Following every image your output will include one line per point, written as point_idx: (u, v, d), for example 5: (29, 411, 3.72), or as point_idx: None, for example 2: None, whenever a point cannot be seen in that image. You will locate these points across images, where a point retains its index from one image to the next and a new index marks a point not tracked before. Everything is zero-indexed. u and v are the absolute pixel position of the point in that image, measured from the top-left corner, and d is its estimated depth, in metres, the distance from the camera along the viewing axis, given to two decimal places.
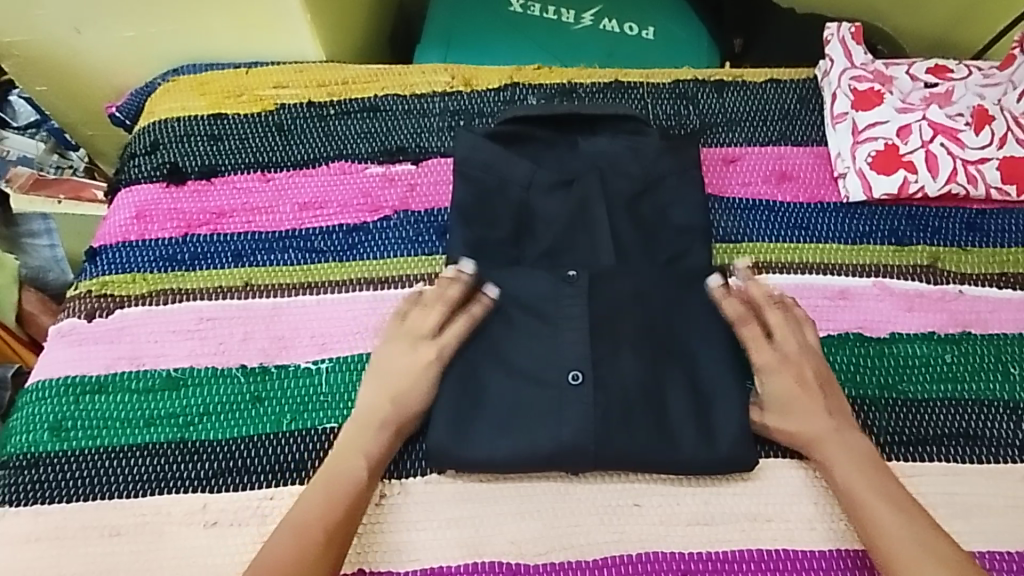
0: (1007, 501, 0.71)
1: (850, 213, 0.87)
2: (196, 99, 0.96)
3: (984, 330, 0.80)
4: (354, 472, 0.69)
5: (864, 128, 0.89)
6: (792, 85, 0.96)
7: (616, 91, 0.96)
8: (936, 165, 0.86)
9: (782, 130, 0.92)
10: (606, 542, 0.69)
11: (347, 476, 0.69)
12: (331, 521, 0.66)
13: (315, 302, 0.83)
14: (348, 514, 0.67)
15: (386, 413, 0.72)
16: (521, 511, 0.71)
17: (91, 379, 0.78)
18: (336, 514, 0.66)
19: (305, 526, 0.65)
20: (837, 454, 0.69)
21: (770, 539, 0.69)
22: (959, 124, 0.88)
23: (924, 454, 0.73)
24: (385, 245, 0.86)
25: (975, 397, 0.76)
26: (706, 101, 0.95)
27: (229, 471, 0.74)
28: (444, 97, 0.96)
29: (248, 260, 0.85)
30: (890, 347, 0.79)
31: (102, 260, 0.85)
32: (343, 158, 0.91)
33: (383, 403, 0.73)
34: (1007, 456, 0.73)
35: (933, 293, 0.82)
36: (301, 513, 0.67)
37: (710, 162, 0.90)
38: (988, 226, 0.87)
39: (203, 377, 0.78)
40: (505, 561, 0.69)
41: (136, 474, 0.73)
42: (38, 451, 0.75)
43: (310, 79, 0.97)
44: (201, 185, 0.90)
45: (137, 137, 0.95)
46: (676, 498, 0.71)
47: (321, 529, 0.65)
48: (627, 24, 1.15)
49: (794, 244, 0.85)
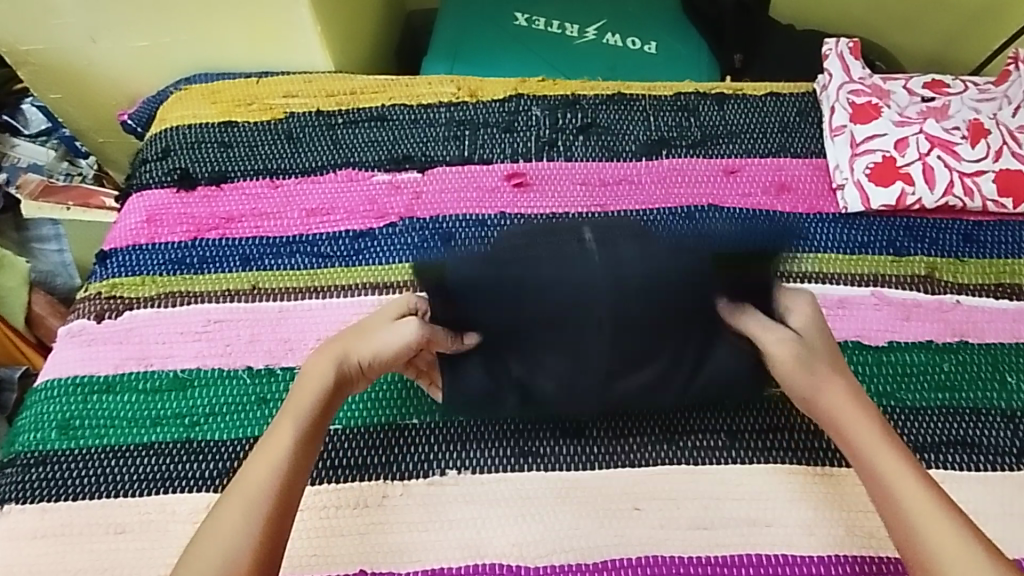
0: (1005, 508, 0.72)
1: (849, 224, 0.88)
2: (207, 107, 0.98)
3: (981, 339, 0.81)
4: (281, 446, 0.66)
5: (862, 141, 0.90)
6: (791, 99, 0.98)
7: (618, 102, 0.98)
8: (933, 177, 0.88)
9: (782, 142, 0.94)
10: (606, 545, 0.70)
11: (275, 447, 0.66)
12: (258, 493, 0.63)
13: (320, 306, 0.84)
14: (286, 487, 0.64)
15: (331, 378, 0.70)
16: (521, 514, 0.71)
17: (99, 378, 0.79)
18: (263, 487, 0.64)
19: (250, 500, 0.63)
20: (880, 449, 0.66)
21: (769, 544, 0.70)
22: (956, 137, 0.89)
23: (923, 461, 0.74)
24: (390, 250, 0.87)
25: (972, 405, 0.77)
26: (707, 114, 0.97)
27: (234, 471, 0.74)
28: (450, 107, 0.98)
29: (256, 263, 0.87)
30: (888, 355, 0.80)
31: (113, 263, 0.87)
32: (350, 165, 0.93)
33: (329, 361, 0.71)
34: (1004, 463, 0.74)
35: (930, 303, 0.83)
36: (240, 485, 0.64)
37: (711, 173, 0.92)
38: (985, 238, 0.88)
39: (211, 377, 0.79)
40: (506, 564, 0.69)
41: (141, 473, 0.74)
42: (46, 449, 0.76)
43: (319, 89, 0.99)
44: (211, 191, 0.92)
45: (149, 144, 0.96)
46: (677, 502, 0.72)
47: (247, 503, 0.63)
48: (630, 39, 1.18)
49: (793, 253, 0.86)
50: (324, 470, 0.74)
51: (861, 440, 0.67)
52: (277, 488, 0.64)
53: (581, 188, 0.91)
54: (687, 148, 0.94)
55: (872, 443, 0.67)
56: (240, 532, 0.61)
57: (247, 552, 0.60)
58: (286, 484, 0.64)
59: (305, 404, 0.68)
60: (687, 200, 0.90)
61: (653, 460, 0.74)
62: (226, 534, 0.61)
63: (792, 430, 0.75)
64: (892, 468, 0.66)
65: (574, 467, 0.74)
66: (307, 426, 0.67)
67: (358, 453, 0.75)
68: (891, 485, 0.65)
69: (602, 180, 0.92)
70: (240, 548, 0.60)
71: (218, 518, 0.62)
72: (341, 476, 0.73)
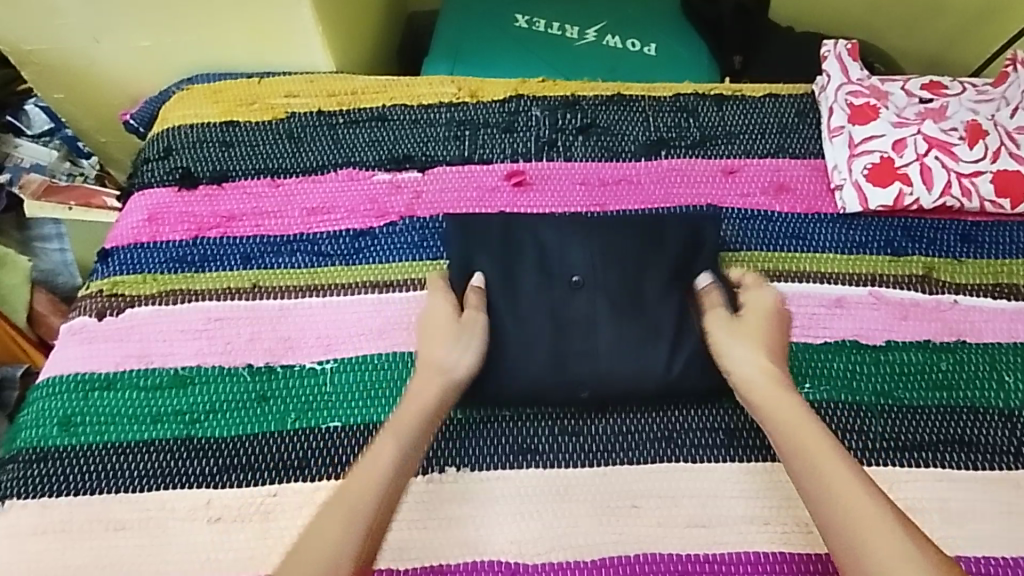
0: (1002, 507, 0.72)
1: (846, 224, 0.89)
2: (209, 107, 0.99)
3: (979, 339, 0.81)
4: (385, 460, 0.67)
5: (860, 142, 0.91)
6: (790, 100, 0.98)
7: (618, 103, 0.99)
8: (930, 178, 0.88)
9: (780, 143, 0.95)
10: (605, 543, 0.70)
11: (376, 463, 0.66)
12: (359, 500, 0.64)
13: (321, 304, 0.84)
14: (389, 494, 0.65)
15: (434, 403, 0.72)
16: (521, 511, 0.72)
17: (100, 375, 0.80)
18: (366, 497, 0.64)
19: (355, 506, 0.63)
20: (820, 440, 0.66)
21: (766, 542, 0.70)
22: (953, 138, 0.90)
23: (920, 460, 0.74)
24: (391, 249, 0.88)
25: (969, 404, 0.77)
26: (706, 115, 0.97)
27: (234, 467, 0.75)
28: (451, 107, 0.98)
29: (256, 262, 0.87)
30: (886, 354, 0.80)
31: (114, 261, 0.87)
32: (351, 164, 0.94)
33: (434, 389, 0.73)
34: (1001, 463, 0.74)
35: (928, 303, 0.83)
36: (341, 495, 0.64)
37: (710, 173, 0.92)
38: (982, 238, 0.88)
39: (212, 375, 0.80)
40: (505, 561, 0.69)
41: (141, 469, 0.75)
42: (46, 445, 0.76)
43: (321, 89, 1.00)
44: (213, 190, 0.92)
45: (151, 143, 0.97)
46: (675, 500, 0.72)
47: (350, 511, 0.63)
48: (630, 40, 1.18)
49: (791, 253, 0.86)
50: (325, 467, 0.75)
51: (797, 433, 0.67)
52: (380, 496, 0.65)
53: (581, 188, 0.92)
54: (686, 149, 0.94)
55: (806, 434, 0.67)
56: (345, 530, 0.62)
57: (354, 550, 0.61)
58: (388, 495, 0.65)
59: (408, 423, 0.70)
60: (685, 200, 0.90)
61: (649, 457, 0.74)
62: (332, 534, 0.61)
63: None
64: (827, 459, 0.65)
65: (572, 465, 0.74)
66: (408, 443, 0.68)
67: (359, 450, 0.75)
68: (824, 475, 0.64)
69: (601, 180, 0.92)
70: (344, 551, 0.61)
71: (321, 517, 0.63)
72: (342, 472, 0.74)
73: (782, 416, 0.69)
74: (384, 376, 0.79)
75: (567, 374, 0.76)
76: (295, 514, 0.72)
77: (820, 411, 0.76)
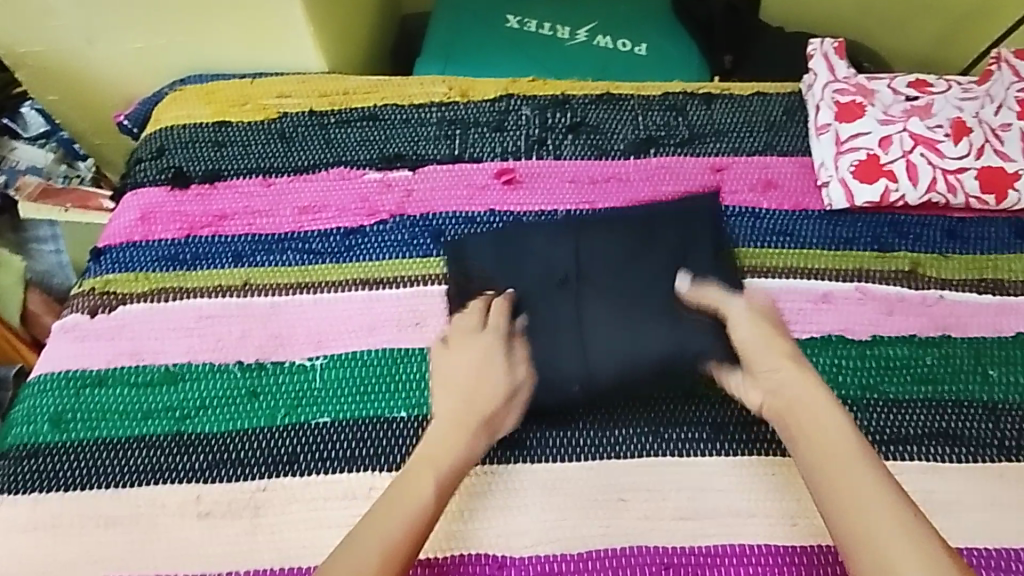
0: (987, 499, 0.72)
1: (833, 221, 0.89)
2: (201, 107, 1.00)
3: (964, 333, 0.82)
4: (423, 492, 0.66)
5: (847, 139, 0.92)
6: (778, 98, 0.99)
7: (608, 102, 0.99)
8: (916, 174, 0.89)
9: (768, 141, 0.95)
10: (593, 536, 0.71)
11: (414, 497, 0.66)
12: (391, 532, 0.63)
13: (312, 302, 0.85)
14: (422, 524, 0.64)
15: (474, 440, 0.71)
16: (510, 505, 0.72)
17: (92, 373, 0.80)
18: (397, 531, 0.63)
19: (384, 536, 0.62)
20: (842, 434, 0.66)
21: (752, 534, 0.71)
22: (939, 135, 0.91)
23: (904, 453, 0.74)
24: (381, 247, 0.88)
25: (954, 398, 0.78)
26: (695, 113, 0.98)
27: (224, 462, 0.75)
28: (442, 107, 0.99)
29: (248, 260, 0.88)
30: (872, 349, 0.80)
31: (106, 260, 0.88)
32: (341, 163, 0.94)
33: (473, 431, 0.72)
34: (986, 455, 0.75)
35: (914, 297, 0.84)
36: (372, 525, 0.63)
37: (699, 171, 0.93)
38: (968, 234, 0.89)
39: (201, 372, 0.80)
40: (494, 554, 0.70)
41: (131, 466, 0.75)
42: (38, 441, 0.76)
43: (313, 89, 1.00)
44: (205, 189, 0.93)
45: (145, 143, 0.98)
46: (662, 492, 0.73)
47: (384, 542, 0.62)
48: (621, 40, 1.19)
49: (779, 250, 0.87)
50: (314, 463, 0.75)
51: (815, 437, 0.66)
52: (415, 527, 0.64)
53: (570, 186, 0.92)
54: (675, 147, 0.95)
55: (819, 432, 0.66)
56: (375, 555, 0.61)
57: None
58: (423, 525, 0.65)
59: (445, 457, 0.69)
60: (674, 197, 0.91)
61: (633, 451, 0.75)
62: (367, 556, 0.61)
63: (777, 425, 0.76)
64: (840, 456, 0.64)
65: (559, 459, 0.74)
66: (445, 479, 0.68)
67: (348, 445, 0.76)
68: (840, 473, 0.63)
69: (590, 177, 0.93)
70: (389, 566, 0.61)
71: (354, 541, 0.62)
72: (331, 468, 0.75)
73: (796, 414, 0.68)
74: (373, 372, 0.80)
75: (563, 377, 0.78)
76: (284, 508, 0.73)
77: None
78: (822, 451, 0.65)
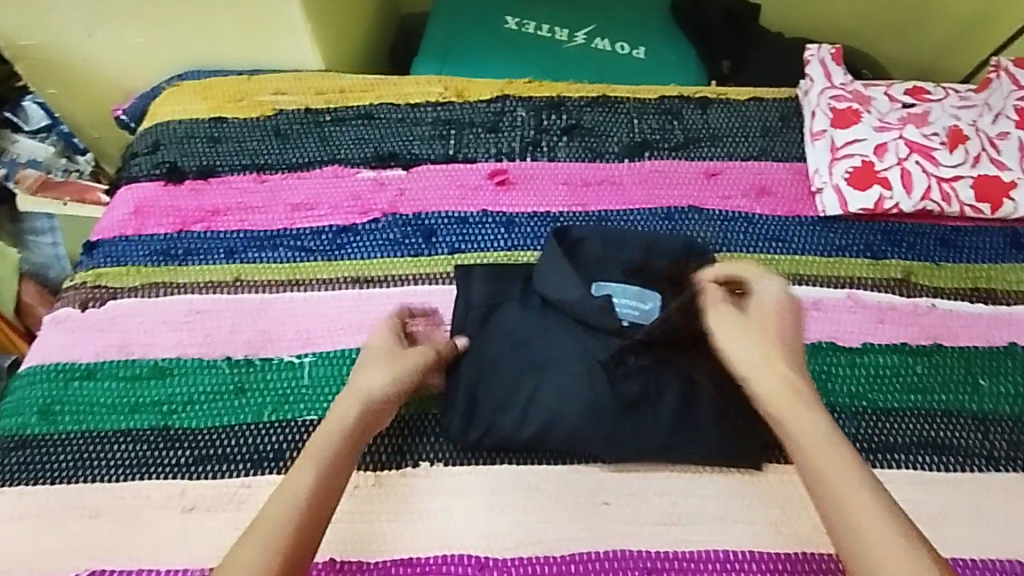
0: (973, 510, 0.72)
1: (827, 227, 0.89)
2: (198, 103, 1.00)
3: (954, 343, 0.82)
4: (301, 483, 0.63)
5: (842, 146, 0.91)
6: (774, 104, 0.99)
7: (603, 105, 0.99)
8: (911, 182, 0.89)
9: (763, 146, 0.95)
10: (575, 538, 0.70)
11: (291, 489, 0.63)
12: (271, 525, 0.60)
13: (301, 298, 0.85)
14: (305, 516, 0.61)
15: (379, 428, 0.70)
16: (492, 507, 0.72)
17: (81, 365, 0.80)
18: (279, 522, 0.60)
19: (263, 527, 0.60)
20: (801, 419, 0.65)
21: (735, 540, 0.70)
22: (934, 143, 0.90)
23: (891, 461, 0.74)
24: (371, 245, 0.88)
25: (943, 407, 0.77)
26: (690, 118, 0.98)
27: (210, 458, 0.75)
28: (437, 107, 0.99)
29: (239, 256, 0.88)
30: (861, 356, 0.80)
31: (99, 253, 0.88)
32: (336, 161, 0.94)
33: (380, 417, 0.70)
34: (974, 466, 0.74)
35: (905, 306, 0.84)
36: (256, 524, 0.60)
37: (692, 176, 0.93)
38: (961, 243, 0.89)
39: (189, 367, 0.80)
40: (474, 555, 0.69)
41: (118, 459, 0.75)
42: (25, 433, 0.77)
43: (310, 87, 1.01)
44: (199, 184, 0.93)
45: (141, 138, 0.98)
46: (647, 496, 0.72)
47: (271, 532, 0.60)
48: (619, 44, 1.19)
49: (771, 256, 0.87)
50: None
51: (806, 438, 0.64)
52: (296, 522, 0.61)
53: (563, 188, 0.92)
54: (669, 151, 0.95)
55: (797, 429, 0.65)
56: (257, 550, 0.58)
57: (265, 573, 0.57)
58: (302, 514, 0.62)
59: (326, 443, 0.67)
60: (668, 201, 0.91)
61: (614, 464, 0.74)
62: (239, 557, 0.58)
63: None
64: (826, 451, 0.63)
65: (545, 461, 0.74)
66: (328, 465, 0.65)
67: None
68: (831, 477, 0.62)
69: (583, 180, 0.93)
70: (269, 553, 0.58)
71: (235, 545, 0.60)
72: None
73: (770, 403, 0.67)
74: None
75: None
76: None
77: None
78: (812, 447, 0.64)
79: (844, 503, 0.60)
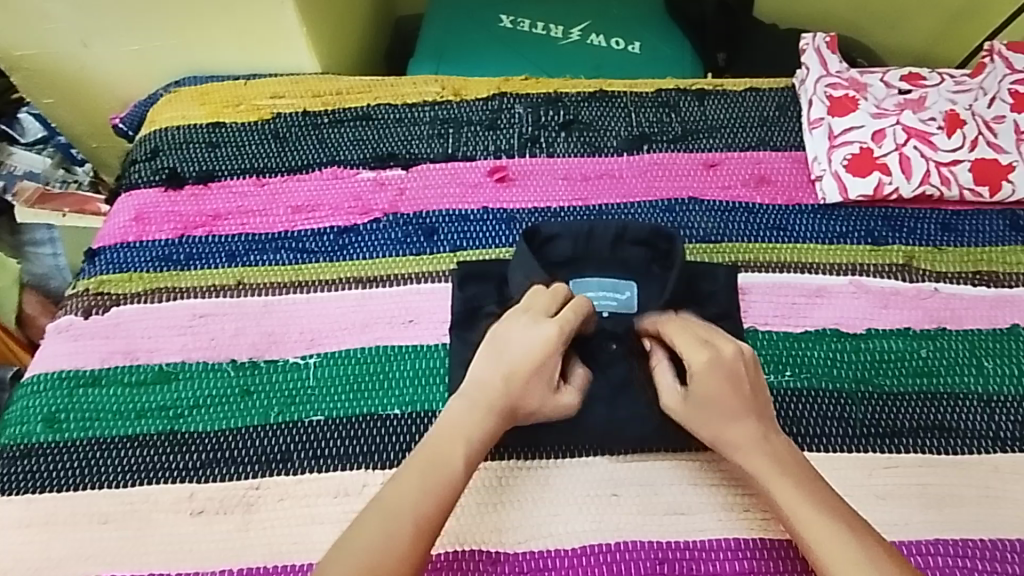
0: (982, 491, 0.72)
1: (828, 215, 0.89)
2: (196, 108, 1.00)
3: (959, 326, 0.82)
4: (451, 470, 0.66)
5: (840, 133, 0.92)
6: (771, 94, 0.99)
7: (601, 100, 0.99)
8: (909, 167, 0.89)
9: (761, 136, 0.95)
10: (586, 531, 0.70)
11: (417, 477, 0.65)
12: (422, 514, 0.63)
13: (304, 300, 0.85)
14: (441, 505, 0.64)
15: (490, 423, 0.69)
16: (502, 501, 0.72)
17: (86, 372, 0.80)
18: (432, 510, 0.64)
19: (394, 518, 0.63)
20: (779, 482, 0.67)
21: (746, 529, 0.70)
22: (932, 128, 0.91)
23: (899, 445, 0.74)
24: (374, 245, 0.88)
25: (949, 390, 0.77)
26: (687, 110, 0.98)
27: (217, 461, 0.75)
28: (434, 106, 0.99)
29: (241, 260, 0.88)
30: (866, 342, 0.80)
31: (100, 260, 0.88)
32: (335, 163, 0.94)
33: (453, 418, 0.69)
34: (982, 447, 0.74)
35: (908, 290, 0.84)
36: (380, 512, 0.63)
37: (691, 167, 0.93)
38: (962, 227, 0.89)
39: (194, 370, 0.80)
40: (486, 550, 0.69)
41: (125, 465, 0.75)
42: (31, 442, 0.76)
43: (307, 90, 1.00)
44: (199, 190, 0.93)
45: (139, 145, 0.98)
46: (657, 487, 0.72)
47: (408, 521, 0.63)
48: (614, 39, 1.19)
49: (771, 244, 0.87)
50: (307, 461, 0.75)
51: (785, 498, 0.66)
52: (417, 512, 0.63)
53: (563, 183, 0.92)
54: (668, 143, 0.95)
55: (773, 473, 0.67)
56: (369, 552, 0.60)
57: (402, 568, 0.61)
58: (434, 508, 0.64)
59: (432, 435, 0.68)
60: (668, 193, 0.91)
61: (631, 446, 0.74)
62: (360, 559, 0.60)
63: (829, 419, 0.75)
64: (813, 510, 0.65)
65: (553, 456, 0.74)
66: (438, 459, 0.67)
67: (341, 443, 0.76)
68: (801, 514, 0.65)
69: (583, 174, 0.93)
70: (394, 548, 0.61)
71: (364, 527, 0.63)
72: (323, 465, 0.75)
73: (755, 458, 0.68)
74: (367, 370, 0.80)
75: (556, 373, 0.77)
76: (277, 506, 0.73)
77: (822, 399, 0.77)
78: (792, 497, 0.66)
79: (825, 563, 0.62)
